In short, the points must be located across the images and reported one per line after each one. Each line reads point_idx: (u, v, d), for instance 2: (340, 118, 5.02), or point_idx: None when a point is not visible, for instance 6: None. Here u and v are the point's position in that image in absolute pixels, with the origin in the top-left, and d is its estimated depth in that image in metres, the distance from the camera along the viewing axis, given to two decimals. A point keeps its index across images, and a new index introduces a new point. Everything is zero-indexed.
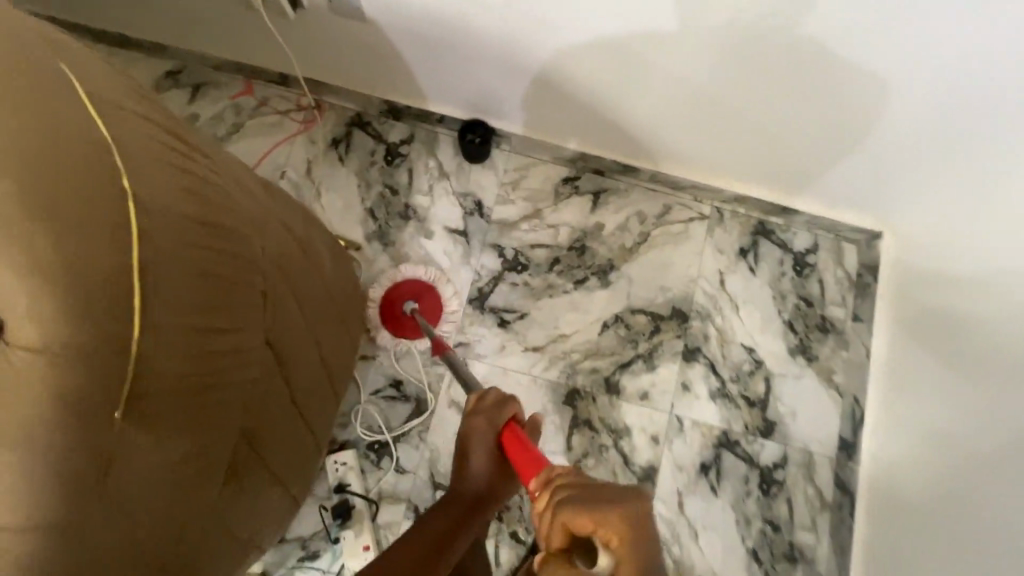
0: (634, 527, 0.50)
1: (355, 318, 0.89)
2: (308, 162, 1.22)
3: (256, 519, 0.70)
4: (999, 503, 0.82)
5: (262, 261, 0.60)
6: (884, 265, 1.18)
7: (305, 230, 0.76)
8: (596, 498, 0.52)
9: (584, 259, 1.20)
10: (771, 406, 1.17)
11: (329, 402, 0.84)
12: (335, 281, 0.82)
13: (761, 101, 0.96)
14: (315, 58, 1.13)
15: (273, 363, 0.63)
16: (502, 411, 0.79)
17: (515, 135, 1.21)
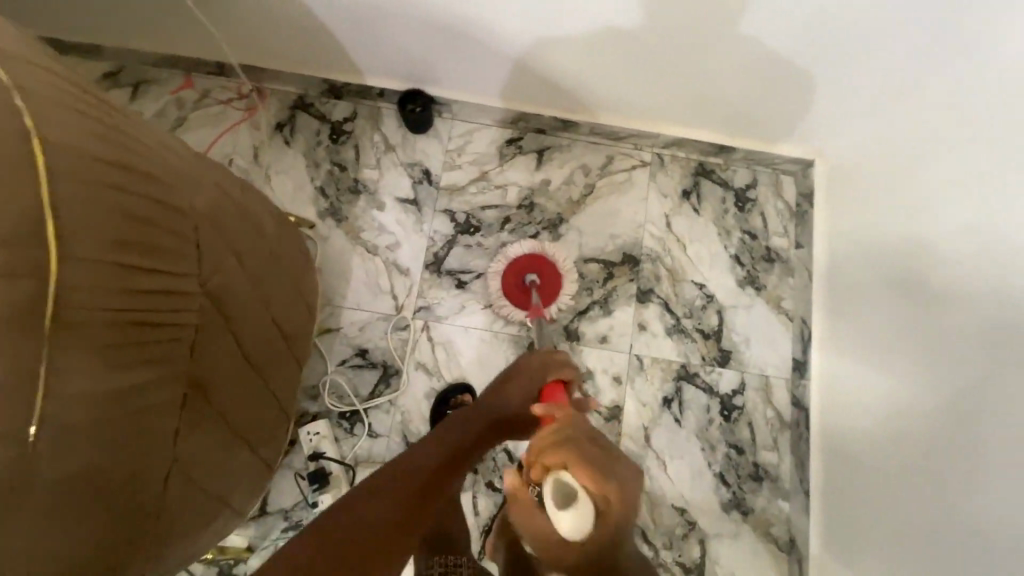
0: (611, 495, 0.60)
1: (303, 283, 0.94)
2: (255, 148, 1.25)
3: (217, 470, 0.74)
4: (940, 390, 0.85)
5: (196, 216, 0.64)
6: (817, 192, 1.23)
7: (243, 194, 0.80)
8: (593, 460, 0.63)
9: (533, 216, 1.24)
10: (725, 336, 1.21)
11: (285, 362, 0.89)
12: (279, 246, 0.86)
13: (686, 40, 1.00)
14: (253, 44, 1.15)
15: (216, 315, 0.67)
16: (564, 365, 0.88)
17: (455, 102, 1.25)
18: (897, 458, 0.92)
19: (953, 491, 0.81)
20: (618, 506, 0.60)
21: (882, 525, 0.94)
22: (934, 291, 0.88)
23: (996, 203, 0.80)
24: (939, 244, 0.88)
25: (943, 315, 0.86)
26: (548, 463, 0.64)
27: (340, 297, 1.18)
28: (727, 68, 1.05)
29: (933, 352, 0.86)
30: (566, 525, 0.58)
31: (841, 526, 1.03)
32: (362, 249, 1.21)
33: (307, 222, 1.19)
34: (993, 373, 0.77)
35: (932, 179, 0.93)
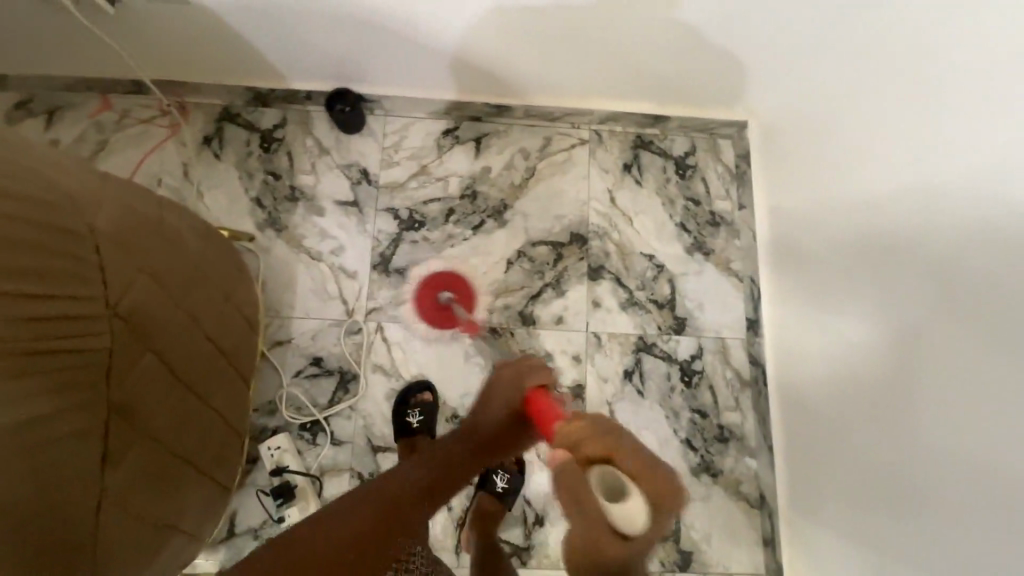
0: (667, 493, 0.53)
1: (237, 299, 0.93)
2: (184, 165, 1.21)
3: (162, 495, 0.72)
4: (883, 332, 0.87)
5: (96, 236, 0.63)
6: (754, 153, 1.26)
7: (158, 210, 0.79)
8: (643, 451, 0.55)
9: (477, 205, 1.23)
10: (679, 304, 1.22)
11: (227, 379, 0.87)
12: (203, 261, 0.84)
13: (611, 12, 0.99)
14: (169, 56, 1.11)
15: (134, 336, 0.65)
16: (542, 370, 0.79)
17: (385, 98, 1.23)
18: (852, 402, 0.94)
19: (902, 427, 0.83)
20: (670, 500, 0.53)
21: (842, 469, 0.96)
22: (872, 235, 0.90)
23: (922, 144, 0.82)
24: (874, 189, 0.90)
25: (882, 258, 0.88)
26: (590, 451, 0.56)
27: (288, 307, 1.16)
28: (655, 38, 1.05)
29: (874, 296, 0.89)
30: (615, 520, 0.52)
31: (805, 476, 1.07)
32: (306, 256, 1.18)
33: (246, 235, 1.16)
34: (925, 308, 0.79)
35: (861, 127, 0.94)
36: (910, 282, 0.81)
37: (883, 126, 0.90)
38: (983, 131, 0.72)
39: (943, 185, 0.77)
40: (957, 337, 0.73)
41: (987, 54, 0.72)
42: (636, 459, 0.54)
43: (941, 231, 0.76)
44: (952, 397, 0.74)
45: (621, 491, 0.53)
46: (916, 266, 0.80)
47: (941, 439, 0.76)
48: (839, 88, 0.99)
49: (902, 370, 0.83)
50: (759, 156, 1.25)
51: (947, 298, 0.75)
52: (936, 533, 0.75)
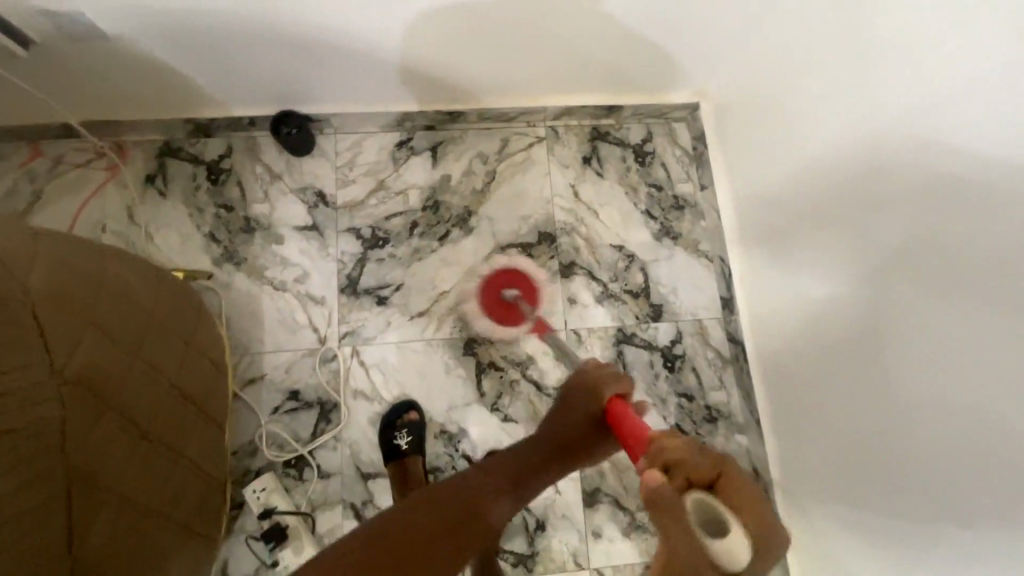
0: (762, 533, 0.53)
1: (201, 342, 0.88)
2: (128, 208, 1.15)
3: (142, 562, 0.67)
4: (858, 293, 0.89)
5: (24, 296, 0.59)
6: (709, 132, 1.27)
7: (104, 259, 0.75)
8: (747, 499, 0.54)
9: (441, 215, 1.21)
10: (654, 291, 1.22)
11: (199, 426, 0.83)
12: (157, 307, 0.80)
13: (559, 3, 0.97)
14: (97, 95, 1.05)
15: (86, 395, 0.61)
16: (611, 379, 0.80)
17: (333, 116, 1.19)
18: (834, 368, 0.95)
19: (891, 388, 0.84)
20: (767, 545, 0.52)
21: (832, 434, 0.97)
22: (842, 201, 0.91)
23: (878, 109, 0.84)
24: (838, 155, 0.91)
25: (857, 223, 0.88)
26: (690, 476, 0.56)
27: (258, 343, 1.12)
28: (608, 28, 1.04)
29: (850, 265, 0.90)
30: (719, 550, 0.51)
31: (792, 445, 1.08)
32: (270, 288, 1.14)
33: (203, 273, 1.11)
34: (905, 268, 0.79)
35: (814, 99, 0.96)
36: (891, 243, 0.82)
37: (836, 95, 0.91)
38: (941, 90, 0.74)
39: (907, 145, 0.78)
40: (942, 292, 0.74)
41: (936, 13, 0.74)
42: (739, 492, 0.54)
43: (917, 188, 0.77)
44: (940, 352, 0.75)
45: (723, 523, 0.52)
46: (894, 226, 0.81)
47: (934, 396, 0.76)
48: (786, 62, 1.00)
49: (883, 333, 0.84)
50: (713, 135, 1.26)
51: (930, 256, 0.76)
52: (940, 489, 0.76)
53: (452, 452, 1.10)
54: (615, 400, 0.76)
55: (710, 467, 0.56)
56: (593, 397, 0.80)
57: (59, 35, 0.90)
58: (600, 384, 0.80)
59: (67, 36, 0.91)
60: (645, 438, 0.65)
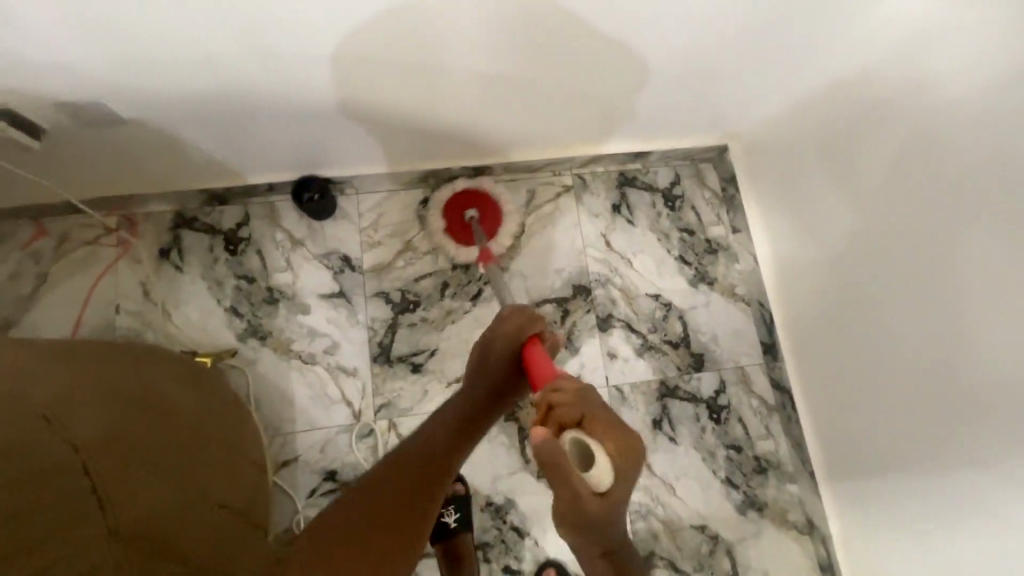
0: (619, 444, 0.62)
1: (241, 454, 0.85)
2: (142, 284, 1.08)
3: None
4: (914, 347, 0.88)
5: (72, 449, 0.59)
6: (739, 174, 1.25)
7: (133, 391, 0.75)
8: (607, 419, 0.63)
9: (471, 273, 1.16)
10: (693, 340, 1.19)
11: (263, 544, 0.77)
12: (194, 427, 0.79)
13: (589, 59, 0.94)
14: (110, 174, 1.00)
15: (144, 544, 0.55)
16: (534, 321, 0.85)
17: (355, 177, 1.14)
18: (894, 425, 0.93)
19: (966, 448, 0.81)
20: (621, 443, 0.62)
21: (898, 490, 0.94)
22: (897, 258, 0.90)
23: (938, 166, 0.82)
24: (893, 208, 0.90)
25: (923, 279, 0.85)
26: (564, 419, 0.65)
27: (289, 422, 1.06)
28: (635, 77, 1.01)
29: (912, 325, 0.88)
30: (590, 477, 0.60)
31: (849, 498, 1.05)
32: (299, 362, 1.09)
33: (228, 352, 1.06)
34: (977, 327, 0.78)
35: (864, 152, 0.94)
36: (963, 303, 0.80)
37: (891, 146, 0.89)
38: (1012, 151, 0.72)
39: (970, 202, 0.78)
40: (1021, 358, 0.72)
41: (998, 71, 0.72)
42: (605, 427, 0.62)
43: (998, 244, 0.74)
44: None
45: (590, 453, 0.61)
46: (963, 283, 0.80)
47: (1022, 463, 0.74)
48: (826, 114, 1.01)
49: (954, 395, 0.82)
50: (744, 178, 1.25)
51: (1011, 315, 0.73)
52: None
53: (500, 525, 1.06)
54: (528, 343, 0.82)
55: (575, 410, 0.65)
56: (509, 341, 0.83)
57: (66, 116, 0.84)
58: (518, 329, 0.83)
59: (74, 118, 0.85)
60: (546, 376, 0.74)
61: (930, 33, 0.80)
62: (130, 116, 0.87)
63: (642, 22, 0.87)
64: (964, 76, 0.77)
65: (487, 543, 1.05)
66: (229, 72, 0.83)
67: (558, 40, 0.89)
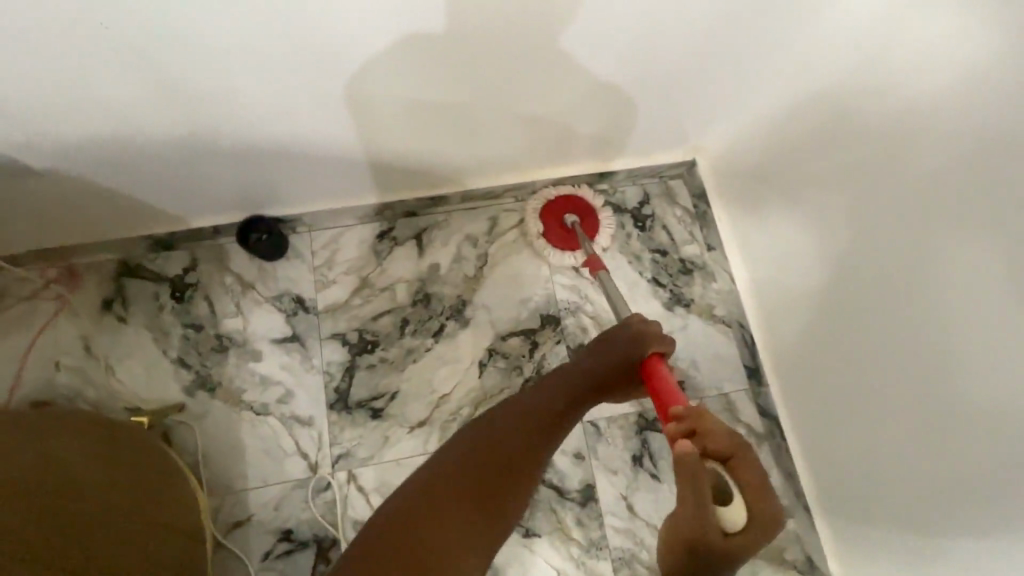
0: (756, 494, 0.57)
1: (177, 515, 0.87)
2: (83, 338, 1.03)
3: None
4: (902, 366, 0.81)
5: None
6: (710, 190, 1.20)
7: (66, 449, 0.82)
8: (751, 465, 0.59)
9: (432, 308, 1.10)
10: (672, 367, 1.12)
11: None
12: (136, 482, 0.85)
13: (537, 77, 0.90)
14: (42, 223, 0.96)
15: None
16: (659, 340, 0.82)
17: (306, 214, 1.09)
18: (888, 450, 0.86)
19: (966, 477, 0.74)
20: (760, 497, 0.57)
21: (899, 524, 0.86)
22: (880, 272, 0.83)
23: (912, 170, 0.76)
24: (871, 218, 0.84)
25: (904, 293, 0.80)
26: (713, 447, 0.60)
27: (240, 479, 0.99)
28: (590, 93, 0.96)
29: (900, 342, 0.81)
30: (720, 515, 0.56)
31: (852, 533, 0.97)
32: (250, 413, 1.02)
33: (173, 406, 1.00)
34: (966, 343, 0.72)
35: (832, 159, 0.89)
36: (950, 317, 0.73)
37: (864, 152, 0.83)
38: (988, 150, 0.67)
39: (949, 207, 0.72)
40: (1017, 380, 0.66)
41: (965, 68, 0.68)
42: (750, 472, 0.58)
43: (983, 251, 0.68)
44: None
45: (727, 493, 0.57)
46: (946, 295, 0.73)
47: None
48: (794, 121, 0.96)
49: (949, 418, 0.75)
50: (715, 194, 1.20)
51: (1000, 326, 0.67)
52: None
53: None
54: (652, 358, 0.79)
55: (727, 446, 0.60)
56: (631, 352, 0.82)
57: None
58: (643, 336, 0.82)
59: None
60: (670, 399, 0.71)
61: (899, 31, 0.76)
62: (51, 157, 0.83)
63: (581, 33, 0.83)
64: (928, 75, 0.73)
65: None
66: (145, 110, 0.79)
67: (497, 60, 0.85)
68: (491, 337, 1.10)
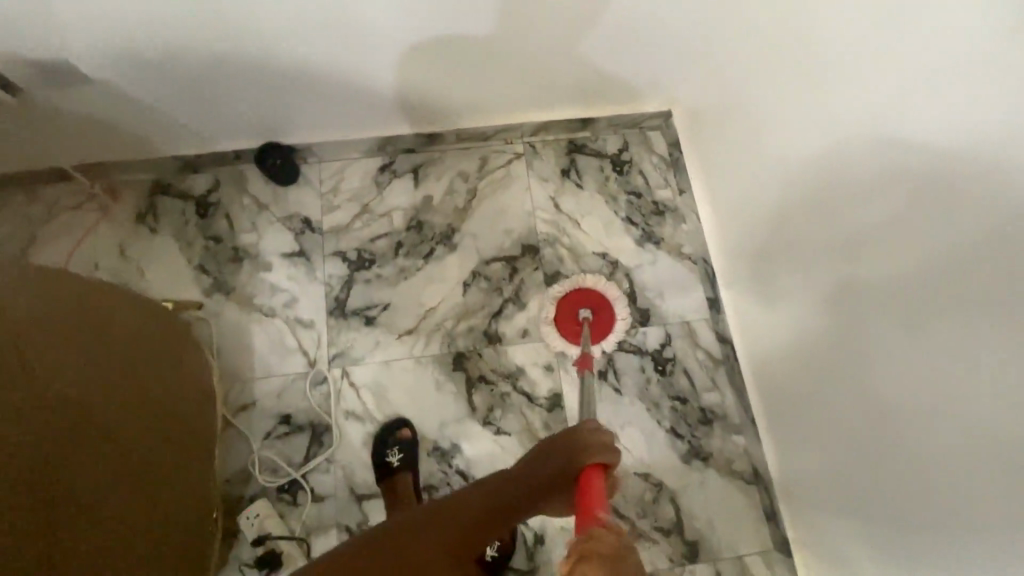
0: None
1: (172, 408, 0.91)
2: (120, 244, 1.18)
3: (202, 490, 0.95)
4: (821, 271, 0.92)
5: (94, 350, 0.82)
6: (683, 138, 1.30)
7: (55, 315, 0.79)
8: None
9: (424, 234, 1.23)
10: (640, 296, 1.23)
11: (165, 494, 0.86)
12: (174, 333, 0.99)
13: (520, 20, 1.02)
14: (90, 138, 1.11)
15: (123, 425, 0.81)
16: (605, 448, 0.67)
17: (316, 145, 1.23)
18: (812, 354, 0.97)
19: (865, 365, 0.85)
20: None
21: (824, 422, 0.96)
22: (813, 194, 0.93)
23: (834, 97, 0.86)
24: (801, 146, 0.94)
25: (825, 202, 0.90)
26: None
27: (248, 369, 1.13)
28: (568, 37, 1.08)
29: (819, 252, 0.92)
30: None
31: (791, 440, 1.06)
32: (260, 315, 1.16)
33: (193, 304, 1.14)
34: (867, 245, 0.82)
35: (782, 96, 0.98)
36: (860, 225, 0.83)
37: (809, 84, 0.91)
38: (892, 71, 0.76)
39: (860, 125, 0.82)
40: (901, 270, 0.76)
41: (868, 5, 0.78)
42: None
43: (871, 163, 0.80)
44: (928, 321, 0.72)
45: None
46: (853, 204, 0.84)
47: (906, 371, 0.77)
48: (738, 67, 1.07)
49: (861, 319, 0.84)
50: (688, 141, 1.29)
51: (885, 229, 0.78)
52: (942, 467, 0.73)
53: (446, 469, 1.10)
54: (592, 469, 0.65)
55: None
56: (570, 460, 0.67)
57: (40, 74, 0.95)
58: (582, 449, 0.67)
59: (52, 73, 0.95)
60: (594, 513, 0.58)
61: None
62: (100, 73, 0.98)
63: None
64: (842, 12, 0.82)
65: (433, 488, 1.09)
66: (178, 33, 0.93)
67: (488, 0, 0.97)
68: (476, 261, 1.22)
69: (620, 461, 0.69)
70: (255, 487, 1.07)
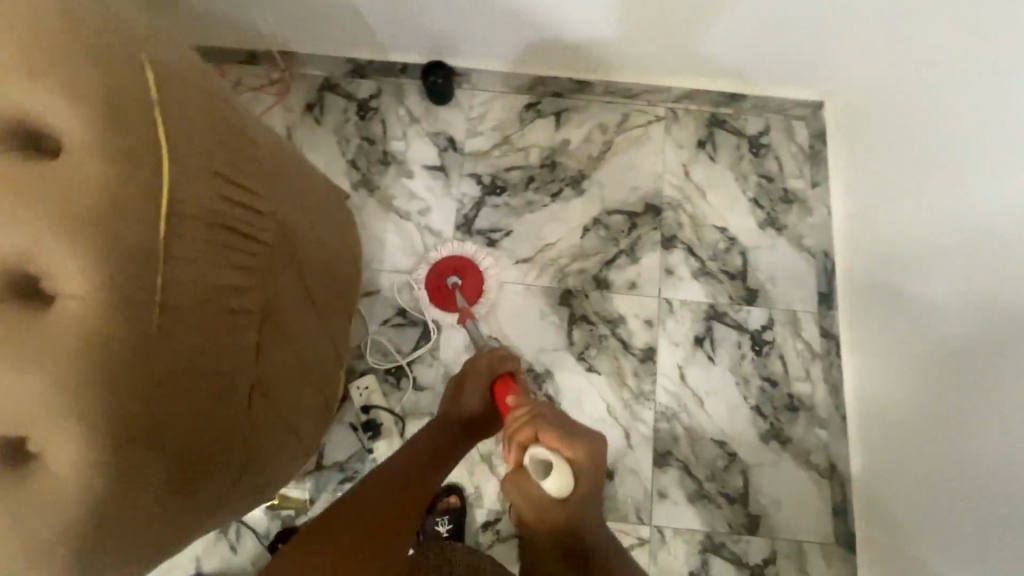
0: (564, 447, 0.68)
1: (313, 301, 0.84)
2: (288, 127, 1.31)
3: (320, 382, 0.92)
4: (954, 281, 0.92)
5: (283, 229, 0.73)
6: (830, 132, 1.29)
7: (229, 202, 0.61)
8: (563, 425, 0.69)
9: (556, 173, 1.29)
10: (751, 276, 1.24)
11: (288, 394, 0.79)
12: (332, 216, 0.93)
13: None
14: (288, 26, 1.23)
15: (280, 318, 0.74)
16: (507, 358, 0.92)
17: (474, 72, 1.31)
18: (928, 362, 0.97)
19: (983, 379, 0.85)
20: (585, 462, 0.67)
21: (926, 431, 0.96)
22: (966, 202, 0.92)
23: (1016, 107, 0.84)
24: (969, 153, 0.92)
25: (977, 215, 0.89)
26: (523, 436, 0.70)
27: (378, 261, 1.24)
28: (745, 6, 1.10)
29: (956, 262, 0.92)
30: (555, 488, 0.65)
31: (887, 443, 1.06)
32: (396, 216, 1.26)
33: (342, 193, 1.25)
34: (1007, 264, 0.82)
35: (965, 100, 0.95)
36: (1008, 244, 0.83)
37: (990, 89, 0.90)
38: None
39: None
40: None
41: None
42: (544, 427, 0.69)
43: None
44: None
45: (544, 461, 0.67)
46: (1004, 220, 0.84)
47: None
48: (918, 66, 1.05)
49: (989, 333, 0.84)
50: (834, 135, 1.28)
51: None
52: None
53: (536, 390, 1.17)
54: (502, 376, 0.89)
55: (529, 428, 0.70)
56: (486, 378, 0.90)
57: None
58: (490, 365, 0.91)
59: None
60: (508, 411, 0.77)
61: None
62: None
63: None
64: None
65: None
66: None
67: None
68: (599, 209, 1.27)
69: (520, 367, 0.94)
70: (367, 364, 1.19)
